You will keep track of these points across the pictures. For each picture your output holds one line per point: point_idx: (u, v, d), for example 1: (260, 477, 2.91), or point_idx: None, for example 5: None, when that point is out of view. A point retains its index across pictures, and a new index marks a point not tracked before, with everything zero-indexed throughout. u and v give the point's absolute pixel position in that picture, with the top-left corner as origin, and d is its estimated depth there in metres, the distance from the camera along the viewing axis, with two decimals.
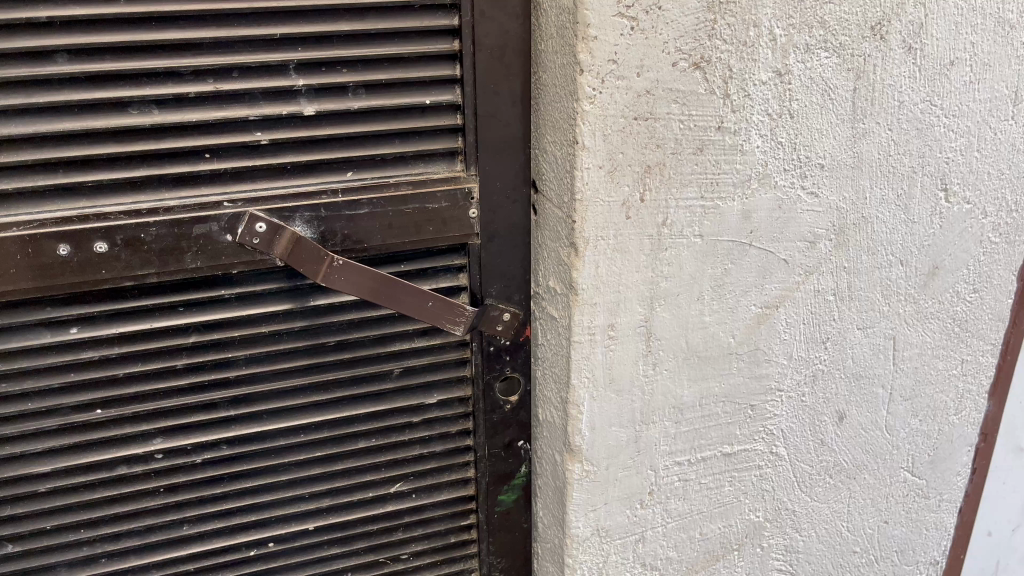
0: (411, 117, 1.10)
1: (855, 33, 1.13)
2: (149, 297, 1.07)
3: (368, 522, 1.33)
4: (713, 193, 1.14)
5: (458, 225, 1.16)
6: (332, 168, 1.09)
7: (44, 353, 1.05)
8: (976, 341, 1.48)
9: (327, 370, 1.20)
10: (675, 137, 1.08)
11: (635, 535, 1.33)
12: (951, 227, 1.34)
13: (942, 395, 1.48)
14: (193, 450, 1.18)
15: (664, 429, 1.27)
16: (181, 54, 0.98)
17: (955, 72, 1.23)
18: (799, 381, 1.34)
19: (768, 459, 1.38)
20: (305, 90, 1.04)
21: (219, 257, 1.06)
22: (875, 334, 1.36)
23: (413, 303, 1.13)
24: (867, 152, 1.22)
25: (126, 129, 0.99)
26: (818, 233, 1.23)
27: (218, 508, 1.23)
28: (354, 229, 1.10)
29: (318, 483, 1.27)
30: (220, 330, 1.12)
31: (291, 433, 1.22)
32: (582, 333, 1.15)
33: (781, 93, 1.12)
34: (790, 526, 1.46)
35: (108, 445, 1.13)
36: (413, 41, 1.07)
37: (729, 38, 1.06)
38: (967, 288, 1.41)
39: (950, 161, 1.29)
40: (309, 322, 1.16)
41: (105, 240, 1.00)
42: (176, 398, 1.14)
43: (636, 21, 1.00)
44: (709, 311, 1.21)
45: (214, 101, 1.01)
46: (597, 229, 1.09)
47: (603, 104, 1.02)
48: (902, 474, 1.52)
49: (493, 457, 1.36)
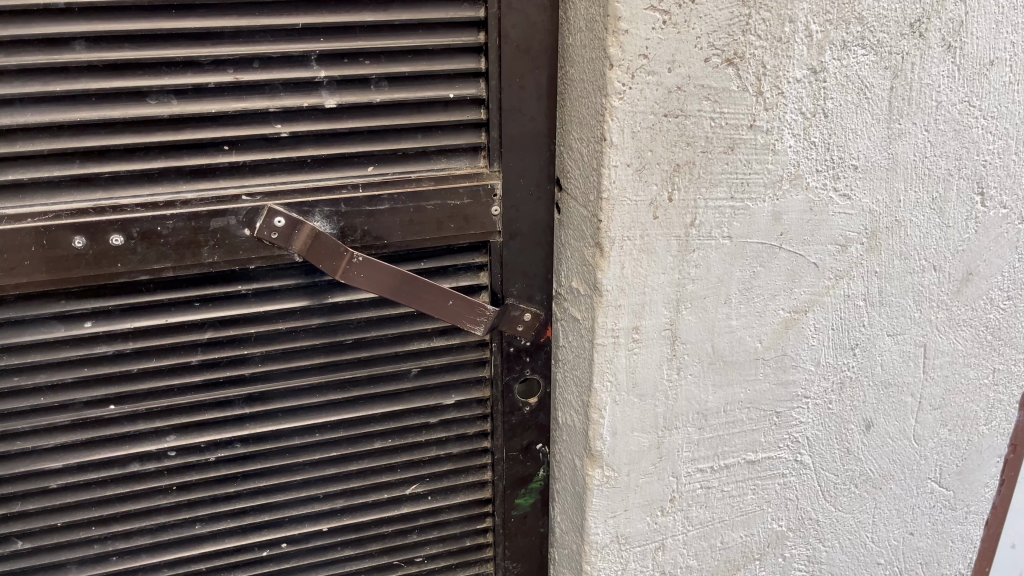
0: (434, 111, 1.08)
1: (893, 30, 1.10)
2: (165, 292, 1.05)
3: (382, 524, 1.31)
4: (743, 194, 1.10)
5: (480, 222, 1.13)
6: (352, 162, 1.06)
7: (58, 347, 1.03)
8: (1009, 350, 1.44)
9: (344, 369, 1.18)
10: (705, 135, 1.05)
11: (655, 542, 1.30)
12: (986, 233, 1.30)
13: (973, 404, 1.45)
14: (207, 448, 1.16)
15: (687, 435, 1.24)
16: (201, 43, 0.96)
17: (995, 72, 1.20)
18: (826, 388, 1.31)
19: (793, 467, 1.35)
20: (327, 82, 1.02)
21: (237, 251, 1.04)
22: (905, 341, 1.33)
23: (432, 302, 1.10)
24: (902, 153, 1.18)
25: (144, 120, 0.96)
26: (850, 236, 1.20)
27: (231, 508, 1.21)
28: (374, 225, 1.08)
29: (333, 484, 1.25)
30: (236, 326, 1.09)
31: (306, 432, 1.20)
32: (605, 335, 1.12)
33: (815, 91, 1.09)
34: (813, 537, 1.42)
35: (121, 441, 1.11)
36: (438, 34, 1.04)
37: (764, 34, 1.03)
38: (1001, 296, 1.37)
39: (988, 164, 1.25)
40: (326, 319, 1.13)
41: (121, 233, 0.98)
42: (191, 395, 1.12)
43: (668, 15, 0.97)
44: (737, 314, 1.18)
45: (234, 92, 0.99)
46: (623, 228, 1.06)
47: (632, 99, 0.99)
48: (929, 485, 1.48)
49: (510, 460, 1.33)
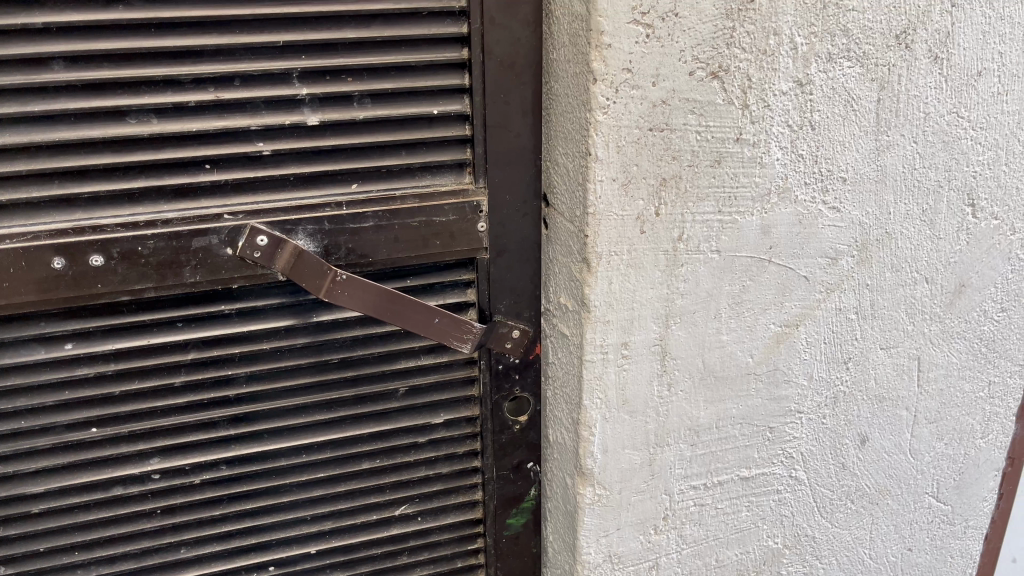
0: (418, 127, 1.07)
1: (879, 42, 1.09)
2: (146, 313, 1.03)
3: (372, 545, 1.29)
4: (731, 208, 1.09)
5: (467, 239, 1.13)
6: (336, 180, 1.05)
7: (39, 370, 1.02)
8: (1004, 362, 1.42)
9: (331, 388, 1.16)
10: (692, 149, 1.04)
11: (648, 561, 1.28)
12: (978, 244, 1.29)
13: (969, 417, 1.43)
14: (192, 471, 1.14)
15: (680, 451, 1.23)
16: (181, 61, 0.95)
17: (983, 82, 1.19)
18: (820, 403, 1.29)
19: (788, 483, 1.33)
20: (309, 100, 1.01)
21: (220, 271, 1.02)
22: (898, 354, 1.32)
23: (419, 321, 1.08)
24: (891, 165, 1.18)
25: (125, 139, 0.95)
26: (840, 249, 1.19)
27: (217, 531, 1.19)
28: (358, 242, 1.07)
29: (321, 506, 1.23)
30: (220, 346, 1.08)
31: (293, 453, 1.18)
32: (594, 352, 1.11)
33: (802, 104, 1.08)
34: (810, 554, 1.40)
35: (104, 464, 1.10)
36: (420, 49, 1.03)
37: (748, 46, 1.02)
38: (995, 308, 1.36)
39: (977, 174, 1.24)
40: (311, 338, 1.12)
41: (102, 253, 0.97)
42: (175, 417, 1.10)
43: (651, 28, 0.96)
44: (727, 328, 1.17)
45: (215, 111, 0.98)
46: (611, 243, 1.05)
47: (617, 114, 0.98)
48: (926, 500, 1.46)
49: (501, 479, 1.31)
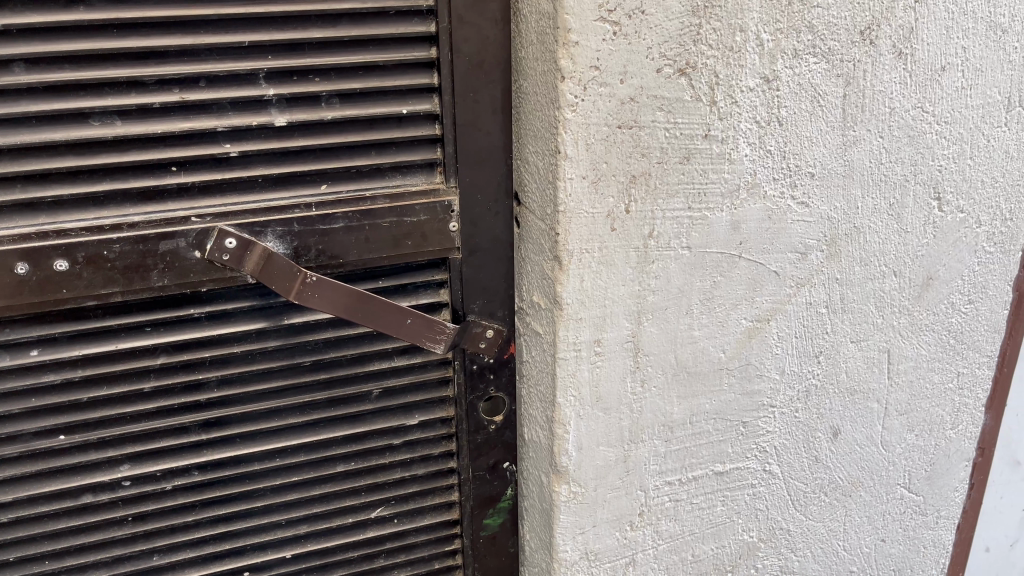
0: (387, 127, 1.06)
1: (844, 38, 1.10)
2: (114, 317, 1.02)
3: (348, 548, 1.28)
4: (700, 204, 1.10)
5: (438, 239, 1.12)
6: (305, 181, 1.05)
7: (4, 377, 1.00)
8: (973, 354, 1.44)
9: (304, 391, 1.16)
10: (660, 146, 1.05)
11: (625, 557, 1.29)
12: (944, 238, 1.31)
13: (938, 408, 1.45)
14: (163, 477, 1.13)
15: (654, 447, 1.23)
16: (145, 63, 0.94)
17: (947, 77, 1.20)
18: (792, 396, 1.30)
19: (762, 477, 1.34)
20: (276, 100, 1.00)
21: (188, 274, 1.01)
22: (869, 347, 1.33)
23: (390, 322, 1.08)
24: (858, 160, 1.19)
25: (88, 141, 0.94)
26: (809, 244, 1.20)
27: (190, 537, 1.17)
28: (329, 244, 1.06)
29: (296, 509, 1.22)
30: (190, 351, 1.07)
31: (267, 457, 1.17)
32: (567, 350, 1.11)
33: (769, 100, 1.09)
34: (785, 547, 1.42)
35: (73, 472, 1.08)
36: (388, 48, 1.03)
37: (714, 43, 1.03)
38: (962, 299, 1.38)
39: (943, 168, 1.26)
40: (283, 341, 1.11)
41: (66, 258, 0.96)
42: (145, 422, 1.09)
43: (618, 25, 0.97)
44: (699, 324, 1.18)
45: (180, 112, 0.97)
46: (581, 241, 1.05)
47: (585, 112, 0.98)
48: (899, 491, 1.48)
49: (478, 480, 1.31)
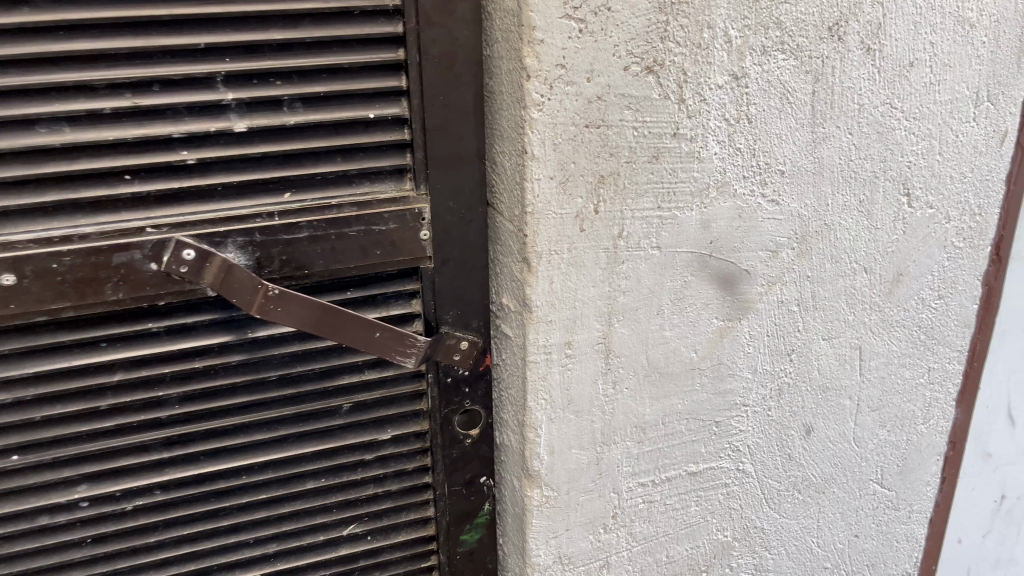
0: (353, 132, 1.02)
1: (812, 33, 1.09)
2: (66, 333, 0.97)
3: (319, 566, 1.24)
4: (670, 203, 1.08)
5: (409, 247, 1.09)
6: (269, 190, 1.01)
7: None
8: (942, 349, 1.45)
9: (271, 407, 1.12)
10: (629, 145, 1.02)
11: (599, 561, 1.26)
12: (914, 234, 1.31)
13: (909, 403, 1.45)
14: (123, 498, 1.08)
15: (626, 449, 1.21)
16: (94, 66, 0.89)
17: (915, 72, 1.20)
18: (764, 395, 1.29)
19: (735, 477, 1.33)
20: (236, 105, 0.96)
21: (144, 286, 0.96)
22: (840, 344, 1.32)
23: (358, 335, 1.04)
24: (827, 156, 1.18)
25: (35, 149, 0.89)
26: (780, 242, 1.19)
27: (153, 560, 1.12)
28: (294, 254, 1.02)
29: (263, 527, 1.18)
30: (149, 367, 1.02)
31: (233, 475, 1.13)
32: (537, 352, 1.08)
33: (738, 97, 1.08)
34: (759, 545, 1.41)
35: (25, 497, 1.03)
36: (352, 50, 0.99)
37: (682, 40, 1.01)
38: (932, 295, 1.38)
39: (912, 165, 1.26)
40: (247, 355, 1.07)
41: (12, 272, 0.90)
42: (102, 442, 1.04)
43: (584, 23, 0.94)
44: (670, 324, 1.16)
45: (134, 118, 0.92)
46: (550, 242, 1.02)
47: (552, 110, 0.96)
48: (871, 487, 1.48)
49: (454, 496, 1.28)
